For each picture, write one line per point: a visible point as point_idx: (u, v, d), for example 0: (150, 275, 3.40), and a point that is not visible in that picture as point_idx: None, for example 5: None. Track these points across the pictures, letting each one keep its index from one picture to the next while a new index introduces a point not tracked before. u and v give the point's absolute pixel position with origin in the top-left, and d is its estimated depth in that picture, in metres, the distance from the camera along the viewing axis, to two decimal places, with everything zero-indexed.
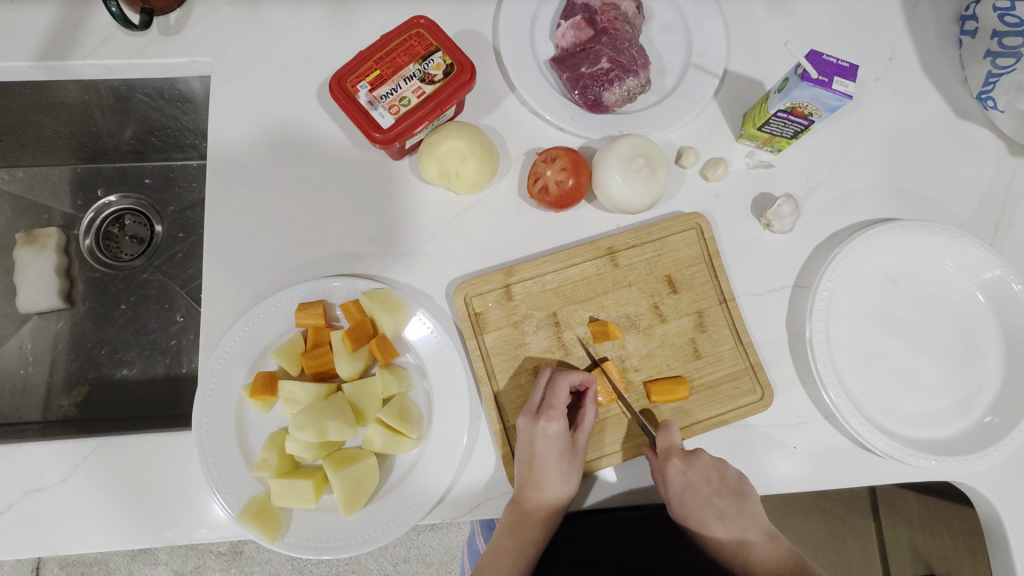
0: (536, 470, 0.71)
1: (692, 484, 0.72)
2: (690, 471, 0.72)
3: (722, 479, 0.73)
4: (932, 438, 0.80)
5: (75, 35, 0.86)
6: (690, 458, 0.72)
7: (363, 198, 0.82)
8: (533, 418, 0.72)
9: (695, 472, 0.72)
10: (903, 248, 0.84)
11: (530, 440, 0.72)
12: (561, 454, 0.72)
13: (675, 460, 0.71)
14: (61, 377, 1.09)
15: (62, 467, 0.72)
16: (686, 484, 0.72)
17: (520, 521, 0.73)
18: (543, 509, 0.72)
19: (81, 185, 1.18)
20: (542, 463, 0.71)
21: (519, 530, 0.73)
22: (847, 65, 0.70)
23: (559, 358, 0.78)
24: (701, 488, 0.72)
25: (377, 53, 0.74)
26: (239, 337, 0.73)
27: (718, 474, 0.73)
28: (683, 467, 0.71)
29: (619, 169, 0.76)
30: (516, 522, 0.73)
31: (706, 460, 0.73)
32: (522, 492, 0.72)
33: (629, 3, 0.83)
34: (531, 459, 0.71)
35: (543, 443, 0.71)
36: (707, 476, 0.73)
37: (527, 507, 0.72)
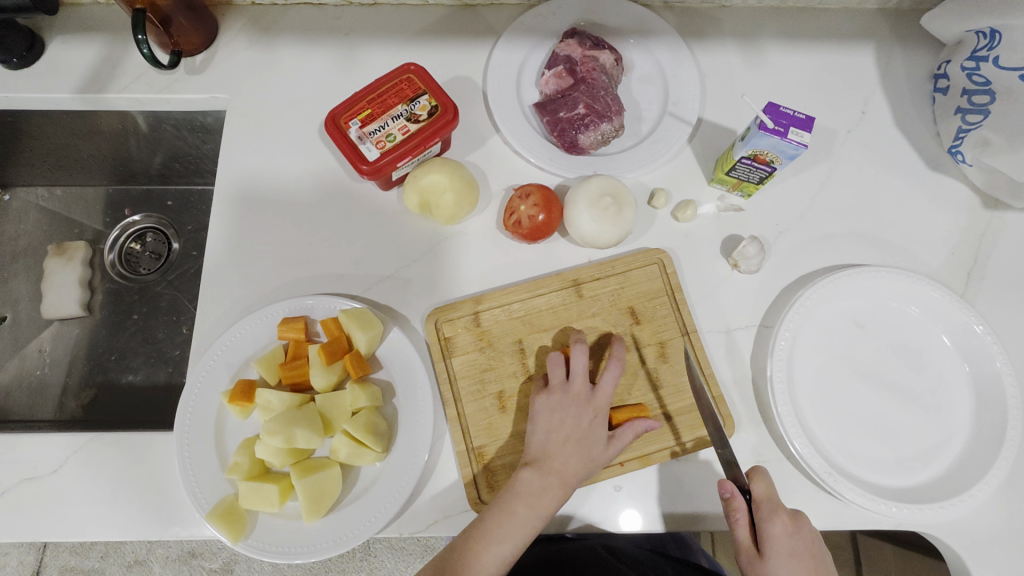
0: (578, 441, 0.74)
1: (793, 549, 0.71)
2: (794, 534, 0.71)
3: (816, 555, 0.72)
4: (898, 486, 0.79)
5: (113, 71, 0.97)
6: (793, 521, 0.72)
7: (352, 224, 0.89)
8: (573, 390, 0.76)
9: (798, 538, 0.71)
10: (867, 294, 0.86)
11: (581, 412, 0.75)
12: (597, 434, 0.75)
13: (782, 518, 0.72)
14: (75, 379, 1.17)
15: (54, 459, 0.77)
16: (788, 545, 0.71)
17: (539, 493, 0.71)
18: (569, 485, 0.72)
19: (110, 204, 1.29)
20: (582, 438, 0.74)
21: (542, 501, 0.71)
22: (803, 118, 0.74)
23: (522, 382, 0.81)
24: (802, 558, 0.71)
25: (369, 94, 0.82)
26: (225, 347, 0.79)
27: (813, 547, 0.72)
28: (787, 528, 0.71)
29: (587, 206, 0.81)
30: (528, 491, 0.71)
31: (806, 530, 0.72)
32: (554, 461, 0.72)
33: (607, 56, 0.89)
34: (575, 431, 0.74)
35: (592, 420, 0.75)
36: (805, 549, 0.72)
37: (554, 478, 0.72)
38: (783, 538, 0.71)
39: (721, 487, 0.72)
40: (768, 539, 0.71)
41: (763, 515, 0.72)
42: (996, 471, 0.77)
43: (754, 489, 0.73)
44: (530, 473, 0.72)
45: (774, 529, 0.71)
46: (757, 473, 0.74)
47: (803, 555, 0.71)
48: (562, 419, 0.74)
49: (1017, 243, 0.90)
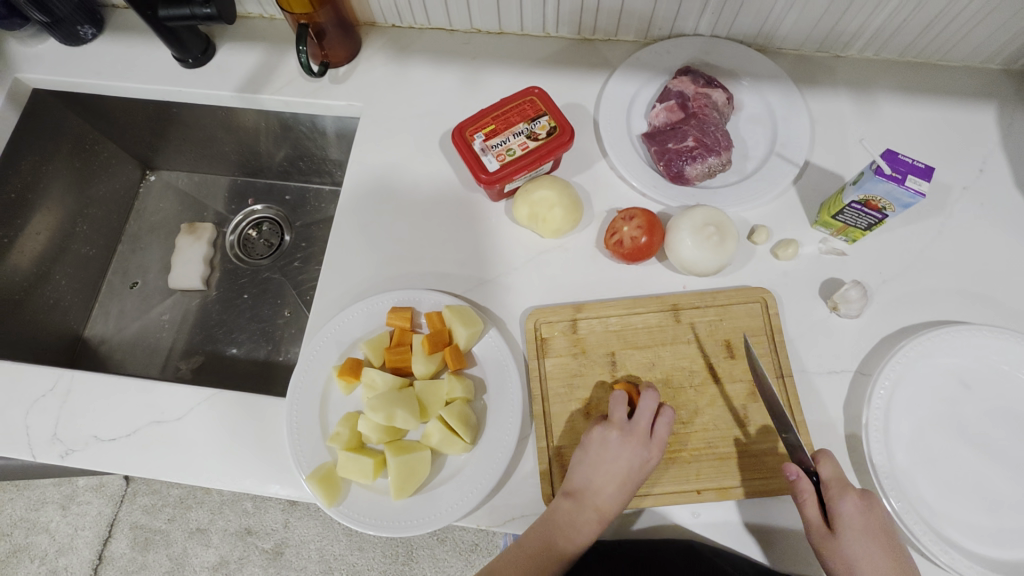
0: (614, 478, 0.74)
1: (865, 526, 0.70)
2: (865, 511, 0.71)
3: (889, 536, 0.71)
4: (1000, 559, 0.74)
5: (269, 76, 1.10)
6: (864, 497, 0.72)
7: (461, 229, 0.96)
8: (626, 433, 0.75)
9: (869, 514, 0.71)
10: (978, 352, 0.83)
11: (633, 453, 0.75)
12: (635, 473, 0.75)
13: (852, 495, 0.71)
14: (186, 345, 1.29)
15: (181, 407, 0.86)
16: (860, 523, 0.70)
17: (575, 522, 0.74)
18: (602, 515, 0.74)
19: (236, 193, 1.44)
20: (629, 476, 0.75)
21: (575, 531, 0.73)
22: (923, 167, 0.75)
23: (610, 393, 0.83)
24: (875, 535, 0.70)
25: (495, 111, 0.89)
26: (339, 326, 0.87)
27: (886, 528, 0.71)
28: (858, 504, 0.71)
29: (690, 233, 0.84)
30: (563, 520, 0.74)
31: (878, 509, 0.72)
32: (588, 493, 0.74)
33: (719, 94, 0.93)
34: (619, 470, 0.74)
35: (632, 457, 0.75)
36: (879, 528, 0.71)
37: (588, 508, 0.74)
38: (854, 515, 0.70)
39: (785, 469, 0.72)
40: (840, 517, 0.70)
41: (832, 493, 0.72)
42: None
43: (821, 470, 0.73)
44: (567, 502, 0.75)
45: (844, 506, 0.71)
46: (823, 455, 0.74)
47: (876, 532, 0.70)
48: (603, 458, 0.75)
49: None
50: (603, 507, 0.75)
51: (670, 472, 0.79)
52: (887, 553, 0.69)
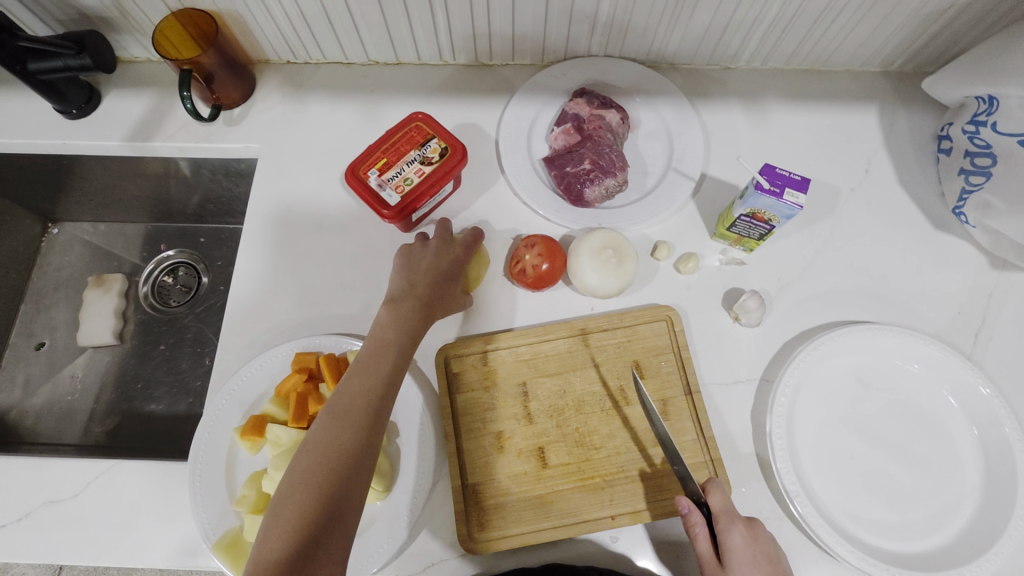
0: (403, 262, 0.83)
1: (754, 558, 0.70)
2: (753, 542, 0.71)
3: (777, 566, 0.71)
4: (901, 552, 0.77)
5: (160, 122, 1.06)
6: (751, 527, 0.72)
7: (367, 268, 0.94)
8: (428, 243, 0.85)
9: (756, 546, 0.71)
10: (872, 350, 0.86)
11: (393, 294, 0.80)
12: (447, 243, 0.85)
13: (740, 527, 0.71)
14: (103, 405, 1.23)
15: (76, 483, 0.82)
16: (748, 554, 0.70)
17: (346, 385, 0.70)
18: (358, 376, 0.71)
19: (148, 239, 1.38)
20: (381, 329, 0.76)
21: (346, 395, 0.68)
22: (799, 179, 0.77)
23: (522, 422, 0.83)
24: (763, 565, 0.70)
25: (383, 144, 0.88)
26: (240, 384, 0.84)
27: (774, 556, 0.71)
28: (745, 532, 0.71)
29: (589, 257, 0.84)
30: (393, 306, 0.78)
31: (765, 537, 0.72)
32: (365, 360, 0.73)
33: (613, 114, 0.94)
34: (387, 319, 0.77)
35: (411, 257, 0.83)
36: (767, 557, 0.71)
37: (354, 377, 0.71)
38: (743, 545, 0.70)
39: (677, 503, 0.72)
40: (729, 550, 0.70)
41: (721, 524, 0.72)
42: (1004, 541, 0.74)
43: (711, 501, 0.73)
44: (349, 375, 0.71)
45: (732, 537, 0.71)
46: (713, 486, 0.74)
47: (764, 562, 0.70)
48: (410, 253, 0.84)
49: None
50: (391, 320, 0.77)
51: (583, 500, 0.79)
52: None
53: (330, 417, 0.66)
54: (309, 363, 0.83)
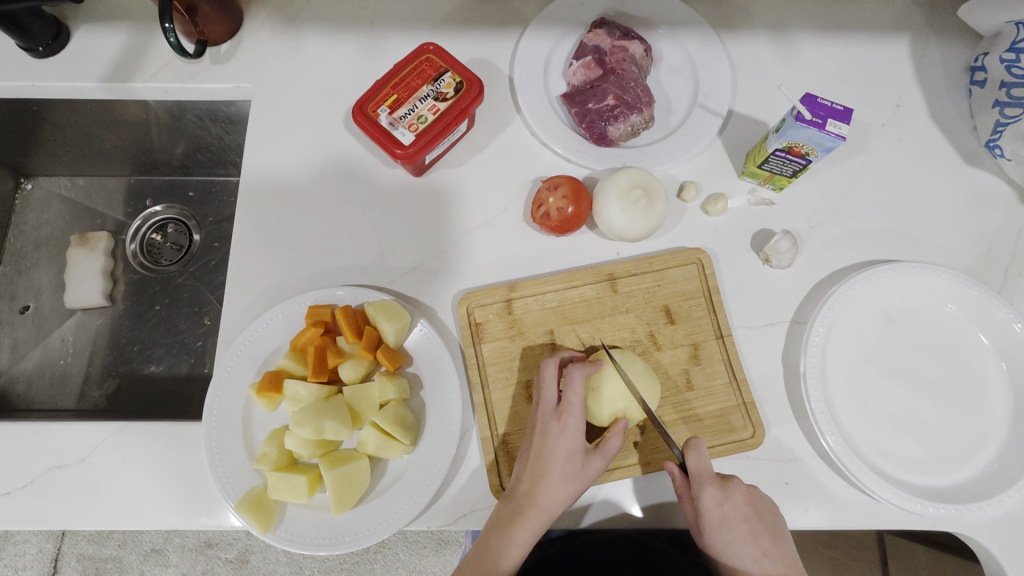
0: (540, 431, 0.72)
1: (728, 516, 0.69)
2: (726, 501, 0.69)
3: (754, 517, 0.70)
4: (933, 486, 0.77)
5: (139, 61, 0.96)
6: (725, 486, 0.70)
7: (378, 216, 0.89)
8: (563, 412, 0.72)
9: (731, 504, 0.69)
10: (904, 289, 0.84)
11: (545, 433, 0.72)
12: (574, 407, 0.71)
13: (712, 489, 0.69)
14: (98, 368, 1.18)
15: (83, 447, 0.78)
16: (720, 514, 0.69)
17: (510, 521, 0.69)
18: (540, 511, 0.69)
19: (132, 194, 1.29)
20: (548, 458, 0.70)
21: (510, 531, 0.69)
22: (842, 109, 0.73)
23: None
24: (737, 522, 0.69)
25: (392, 79, 0.81)
26: (252, 338, 0.79)
27: (752, 506, 0.70)
28: (718, 496, 0.69)
29: (617, 199, 0.80)
30: (550, 437, 0.71)
31: (742, 491, 0.70)
32: (522, 487, 0.70)
33: (637, 46, 0.88)
34: (533, 449, 0.72)
35: (555, 439, 0.71)
36: (744, 511, 0.70)
37: (520, 501, 0.70)
38: (715, 511, 0.69)
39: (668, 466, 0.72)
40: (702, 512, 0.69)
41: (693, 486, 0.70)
42: None
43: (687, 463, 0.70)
44: (502, 504, 0.72)
45: (704, 500, 0.69)
46: (690, 449, 0.70)
47: (737, 518, 0.69)
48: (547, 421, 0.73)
49: None
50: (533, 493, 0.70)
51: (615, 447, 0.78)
52: (750, 535, 0.69)
53: (522, 540, 0.69)
54: (329, 313, 0.79)
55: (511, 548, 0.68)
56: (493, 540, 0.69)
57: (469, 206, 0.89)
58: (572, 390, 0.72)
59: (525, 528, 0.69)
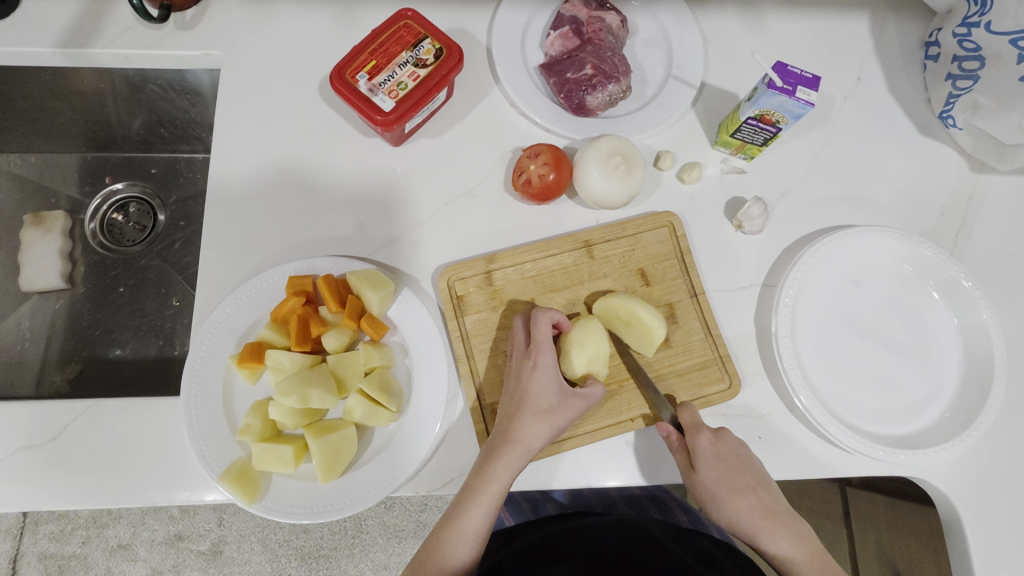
0: (515, 372, 0.75)
1: (719, 456, 0.72)
2: (718, 442, 0.73)
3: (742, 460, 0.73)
4: (894, 434, 0.82)
5: (98, 26, 0.92)
6: (715, 431, 0.73)
7: (357, 186, 0.87)
8: (534, 348, 0.74)
9: (720, 445, 0.72)
10: (864, 252, 0.89)
11: (519, 374, 0.74)
12: (545, 341, 0.74)
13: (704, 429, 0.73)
14: (55, 353, 1.12)
15: (53, 427, 0.75)
16: (713, 456, 0.72)
17: (490, 460, 0.70)
18: (519, 444, 0.70)
19: (88, 172, 1.24)
20: (527, 394, 0.72)
21: (489, 466, 0.69)
22: (810, 77, 0.75)
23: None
24: (728, 461, 0.72)
25: (371, 45, 0.80)
26: (229, 312, 0.77)
27: (738, 453, 0.73)
28: (712, 439, 0.72)
29: (597, 165, 0.81)
30: (528, 376, 0.73)
31: (729, 438, 0.73)
32: (501, 424, 0.72)
33: (613, 16, 0.89)
34: (509, 391, 0.74)
35: (529, 376, 0.73)
36: (729, 453, 0.73)
37: (500, 439, 0.70)
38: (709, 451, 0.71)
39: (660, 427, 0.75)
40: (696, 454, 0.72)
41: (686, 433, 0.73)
42: (984, 417, 0.80)
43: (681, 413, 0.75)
44: (484, 447, 0.72)
45: (698, 441, 0.72)
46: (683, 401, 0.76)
47: (729, 458, 0.72)
48: (517, 360, 0.75)
49: (1004, 205, 0.94)
50: (509, 430, 0.70)
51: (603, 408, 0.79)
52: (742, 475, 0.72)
53: (502, 476, 0.69)
54: (308, 283, 0.78)
55: (492, 488, 0.68)
56: (475, 481, 0.69)
57: (450, 176, 0.89)
58: (542, 326, 0.75)
59: (504, 464, 0.69)
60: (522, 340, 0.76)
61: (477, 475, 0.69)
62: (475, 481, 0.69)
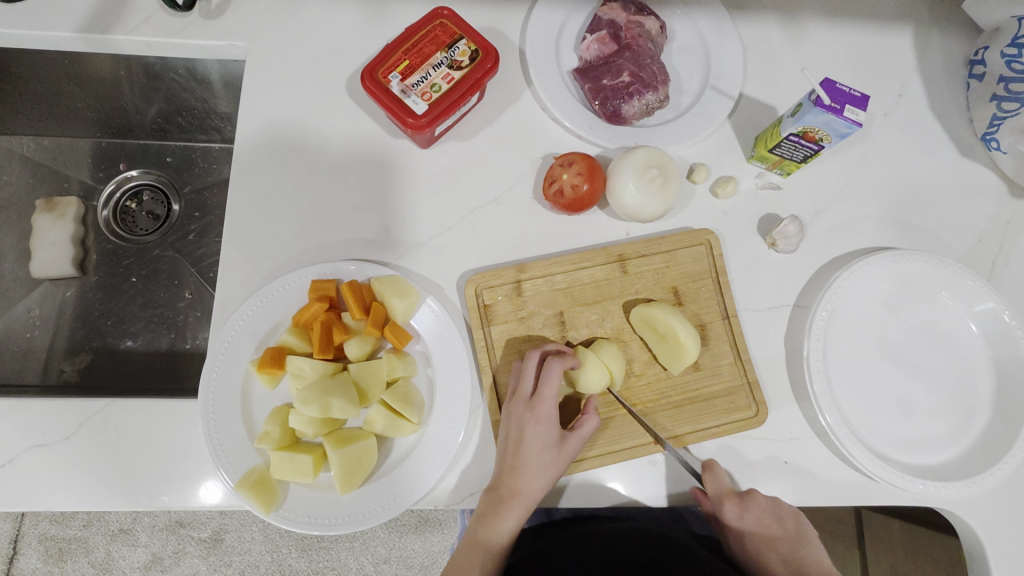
0: (513, 424, 0.73)
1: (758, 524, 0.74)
2: (745, 513, 0.74)
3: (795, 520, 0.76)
4: (921, 464, 0.80)
5: (120, 11, 0.89)
6: (743, 500, 0.74)
7: (382, 188, 0.85)
8: (537, 401, 0.73)
9: (749, 515, 0.74)
10: (901, 277, 0.87)
11: (518, 423, 0.73)
12: (548, 396, 0.73)
13: (732, 504, 0.74)
14: (63, 342, 1.10)
15: (66, 426, 0.74)
16: (737, 526, 0.74)
17: (495, 509, 0.71)
18: (519, 498, 0.71)
19: (103, 158, 1.21)
20: (526, 448, 0.71)
21: (492, 522, 0.71)
22: (859, 95, 0.73)
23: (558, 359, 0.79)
24: (761, 531, 0.75)
25: (404, 44, 0.77)
26: (252, 311, 0.75)
27: (774, 517, 0.74)
28: (738, 512, 0.74)
29: (633, 177, 0.79)
30: (526, 431, 0.72)
31: (762, 502, 0.75)
32: (500, 477, 0.72)
33: (652, 22, 0.86)
34: (506, 438, 0.73)
35: (529, 428, 0.72)
36: (765, 520, 0.74)
37: (501, 493, 0.71)
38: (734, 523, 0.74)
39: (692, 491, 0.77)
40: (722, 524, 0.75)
41: (713, 505, 0.75)
42: (1015, 452, 0.78)
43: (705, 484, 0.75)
44: (486, 494, 0.73)
45: (721, 514, 0.74)
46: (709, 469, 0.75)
47: (761, 528, 0.75)
48: (517, 410, 0.73)
49: None
50: (510, 486, 0.71)
51: (627, 426, 0.78)
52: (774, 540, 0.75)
53: (506, 532, 0.71)
54: (329, 286, 0.76)
55: (498, 540, 0.71)
56: (483, 529, 0.71)
57: (478, 181, 0.86)
58: (549, 379, 0.73)
59: (508, 517, 0.71)
60: (524, 389, 0.74)
61: (480, 532, 0.71)
62: (475, 541, 0.71)
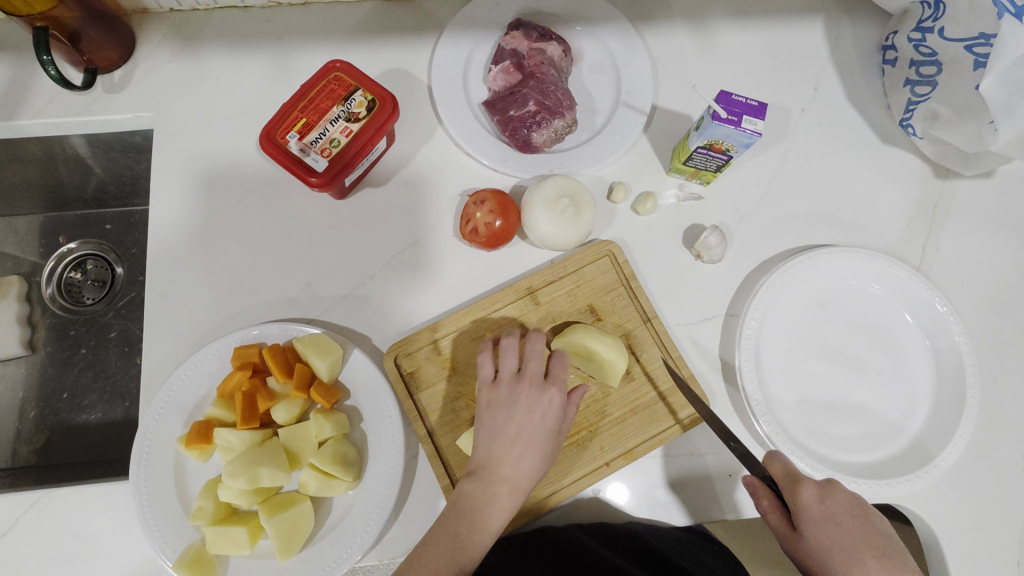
0: (521, 402, 0.72)
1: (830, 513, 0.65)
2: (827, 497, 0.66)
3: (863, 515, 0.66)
4: (867, 462, 0.79)
5: (25, 95, 0.89)
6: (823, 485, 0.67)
7: (301, 243, 0.85)
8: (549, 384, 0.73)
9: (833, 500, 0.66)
10: (830, 273, 0.86)
11: (527, 402, 0.72)
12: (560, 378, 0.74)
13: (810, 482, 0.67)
14: (27, 423, 1.10)
15: (4, 520, 0.73)
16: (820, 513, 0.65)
17: (488, 498, 0.66)
18: (517, 481, 0.68)
19: (43, 233, 1.21)
20: (528, 428, 0.70)
21: (486, 511, 0.66)
22: (756, 104, 0.72)
23: None
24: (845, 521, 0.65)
25: (300, 103, 0.77)
26: (176, 389, 0.75)
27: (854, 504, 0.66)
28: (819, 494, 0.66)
29: (544, 209, 0.79)
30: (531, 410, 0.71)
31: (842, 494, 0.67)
32: (499, 458, 0.68)
33: (555, 47, 0.86)
34: (512, 420, 0.70)
35: (539, 410, 0.71)
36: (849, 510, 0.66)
37: (498, 475, 0.67)
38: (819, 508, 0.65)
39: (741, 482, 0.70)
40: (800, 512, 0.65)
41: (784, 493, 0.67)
42: (956, 440, 0.78)
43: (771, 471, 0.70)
44: (476, 481, 0.67)
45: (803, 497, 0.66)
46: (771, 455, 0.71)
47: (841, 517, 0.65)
48: (525, 391, 0.72)
49: (970, 211, 0.91)
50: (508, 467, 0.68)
51: (576, 456, 0.78)
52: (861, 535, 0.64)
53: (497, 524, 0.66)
54: (250, 355, 0.76)
55: (490, 526, 0.65)
56: (468, 521, 0.65)
57: (398, 224, 0.86)
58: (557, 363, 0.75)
59: (500, 503, 0.67)
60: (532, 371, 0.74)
61: (473, 529, 0.64)
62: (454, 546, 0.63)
